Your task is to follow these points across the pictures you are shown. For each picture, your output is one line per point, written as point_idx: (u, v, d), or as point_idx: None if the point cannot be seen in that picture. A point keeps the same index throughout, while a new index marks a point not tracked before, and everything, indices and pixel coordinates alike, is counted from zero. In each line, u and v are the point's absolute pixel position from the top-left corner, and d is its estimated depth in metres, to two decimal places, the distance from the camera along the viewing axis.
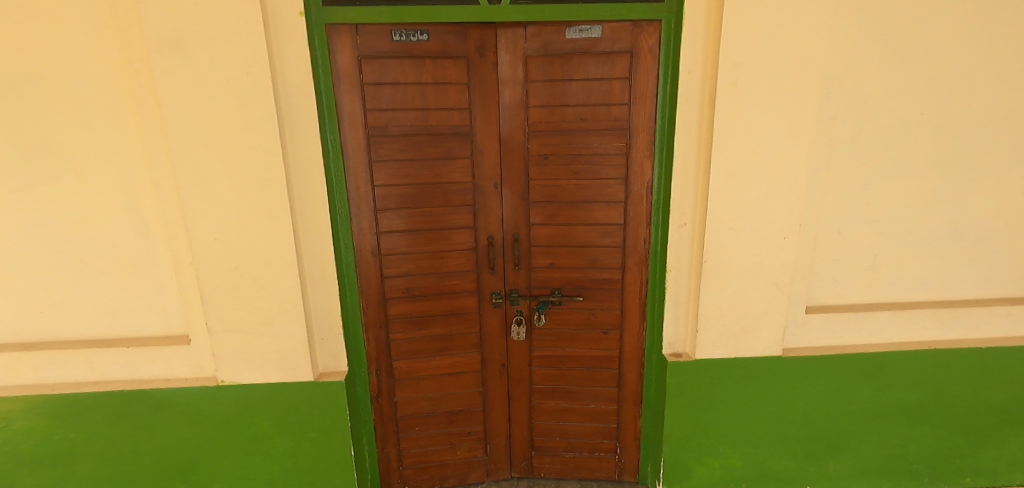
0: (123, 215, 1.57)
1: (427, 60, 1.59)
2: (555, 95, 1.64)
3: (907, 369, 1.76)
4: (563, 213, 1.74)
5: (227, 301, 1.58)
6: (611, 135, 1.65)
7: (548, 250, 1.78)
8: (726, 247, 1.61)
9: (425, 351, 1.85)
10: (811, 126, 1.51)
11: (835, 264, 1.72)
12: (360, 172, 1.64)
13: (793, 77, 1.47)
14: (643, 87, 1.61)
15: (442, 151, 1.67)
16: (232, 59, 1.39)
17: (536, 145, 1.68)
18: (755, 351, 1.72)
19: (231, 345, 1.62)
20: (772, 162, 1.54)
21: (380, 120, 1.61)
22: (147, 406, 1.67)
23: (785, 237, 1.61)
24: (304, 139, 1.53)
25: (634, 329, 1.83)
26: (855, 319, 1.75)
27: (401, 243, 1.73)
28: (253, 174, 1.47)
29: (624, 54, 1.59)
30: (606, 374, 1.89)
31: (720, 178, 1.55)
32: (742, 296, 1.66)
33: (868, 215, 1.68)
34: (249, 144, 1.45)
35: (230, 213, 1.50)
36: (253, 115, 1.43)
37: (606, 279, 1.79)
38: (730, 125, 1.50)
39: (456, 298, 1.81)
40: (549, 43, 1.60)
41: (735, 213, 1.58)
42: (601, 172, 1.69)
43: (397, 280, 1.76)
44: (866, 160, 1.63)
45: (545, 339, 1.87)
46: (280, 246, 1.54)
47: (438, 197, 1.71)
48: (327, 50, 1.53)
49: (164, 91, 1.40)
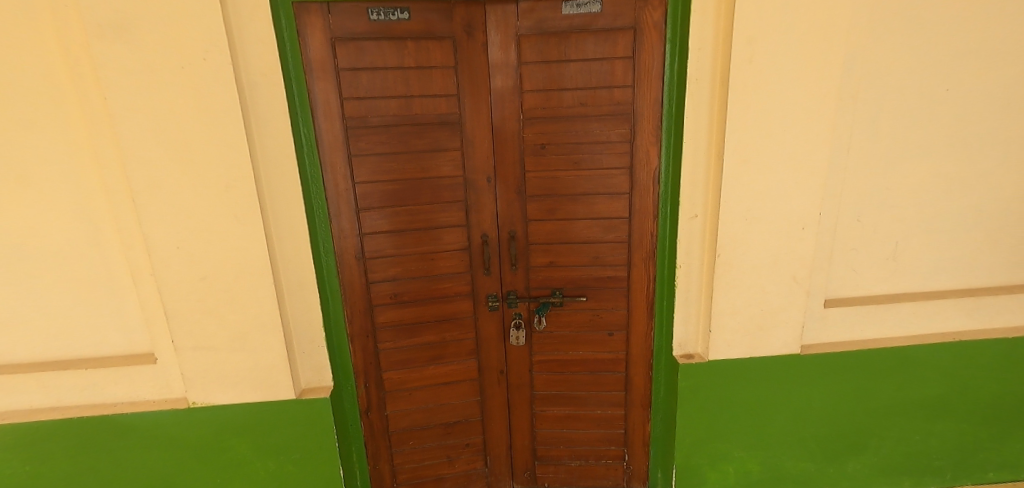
0: (72, 224, 1.40)
1: (408, 41, 1.43)
2: (552, 79, 1.49)
3: (931, 363, 1.66)
4: (562, 207, 1.60)
5: (194, 316, 1.42)
6: (613, 121, 1.51)
7: (547, 247, 1.64)
8: (741, 240, 1.49)
9: (417, 360, 1.71)
10: (832, 106, 1.38)
11: (855, 254, 1.61)
12: (338, 168, 1.48)
13: (813, 52, 1.33)
14: (647, 67, 1.47)
15: (429, 143, 1.52)
16: (186, 42, 1.22)
17: (531, 134, 1.54)
18: (772, 349, 1.60)
19: (201, 364, 1.46)
20: (790, 147, 1.41)
21: (359, 110, 1.45)
22: (112, 433, 1.51)
23: (804, 226, 1.48)
24: (273, 132, 1.36)
25: (641, 329, 1.71)
26: (877, 312, 1.64)
27: (386, 245, 1.58)
28: (217, 173, 1.31)
29: (627, 31, 1.44)
30: (612, 377, 1.77)
31: (734, 164, 1.41)
32: (758, 292, 1.54)
33: (890, 202, 1.56)
34: (211, 140, 1.29)
35: (193, 217, 1.34)
36: (213, 105, 1.26)
37: (611, 277, 1.66)
38: (745, 106, 1.36)
39: (449, 303, 1.67)
40: (543, 20, 1.45)
41: (749, 203, 1.45)
42: (602, 162, 1.55)
43: (384, 285, 1.61)
44: (889, 142, 1.51)
45: (547, 343, 1.75)
46: (251, 252, 1.38)
47: (426, 194, 1.56)
48: (295, 32, 1.36)
49: (111, 82, 1.23)
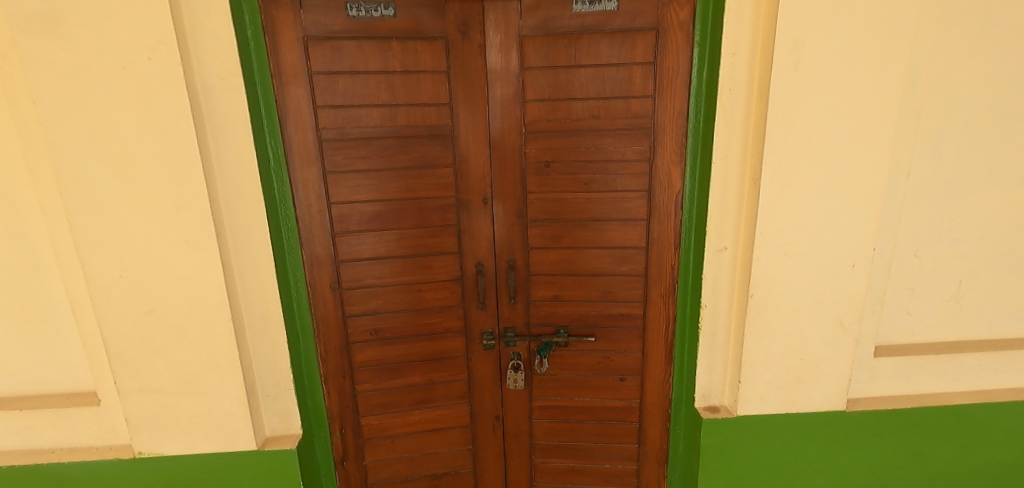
0: (4, 246, 1.21)
1: (394, 41, 1.24)
2: (559, 86, 1.29)
3: (1001, 424, 1.41)
4: (569, 233, 1.39)
5: (139, 354, 1.23)
6: (630, 136, 1.30)
7: (551, 279, 1.43)
8: (779, 279, 1.26)
9: (400, 404, 1.50)
10: (892, 122, 1.15)
11: (911, 295, 1.37)
12: (311, 187, 1.29)
13: (871, 58, 1.12)
14: (670, 75, 1.26)
15: (417, 159, 1.32)
16: (127, 40, 1.04)
17: (534, 149, 1.34)
18: (812, 405, 1.37)
19: (148, 408, 1.27)
20: (840, 170, 1.19)
21: (336, 119, 1.26)
22: (48, 483, 1.32)
23: (854, 263, 1.26)
24: (232, 144, 1.18)
25: (658, 375, 1.49)
26: (936, 364, 1.40)
27: (367, 274, 1.38)
28: (164, 192, 1.12)
29: (647, 32, 1.24)
30: (623, 428, 1.54)
31: (772, 190, 1.20)
32: (797, 338, 1.31)
33: (955, 235, 1.33)
34: (156, 153, 1.10)
35: (138, 242, 1.15)
36: (160, 113, 1.08)
37: (623, 315, 1.44)
38: (788, 121, 1.15)
39: (438, 340, 1.47)
40: (550, 19, 1.25)
41: (790, 235, 1.23)
42: (615, 183, 1.34)
43: (362, 320, 1.41)
44: (956, 165, 1.27)
45: (550, 387, 1.53)
46: (204, 283, 1.19)
47: (413, 217, 1.36)
48: (262, 31, 1.19)
49: (38, 83, 1.04)
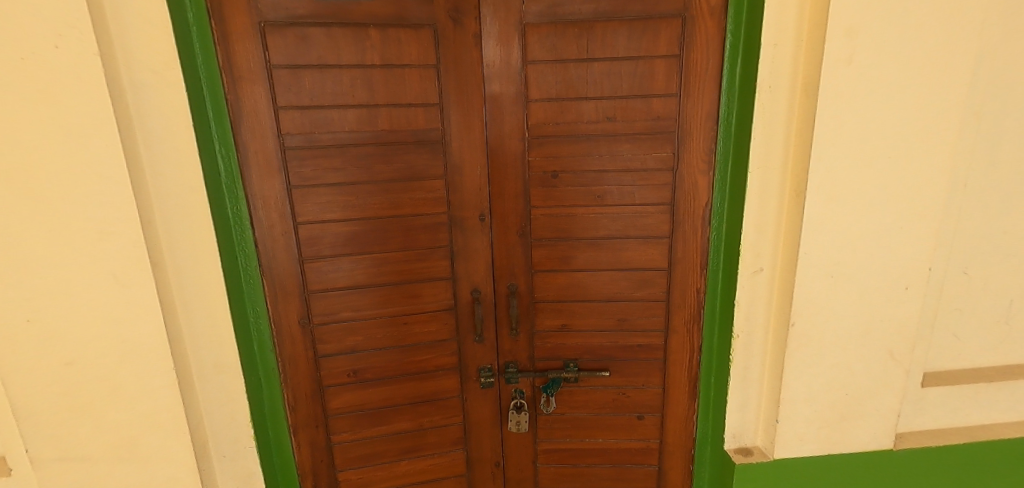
0: None
1: (371, 29, 1.04)
2: (568, 84, 1.10)
3: None
4: (580, 254, 1.20)
5: (53, 417, 0.97)
6: (651, 141, 1.13)
7: (558, 307, 1.24)
8: (823, 304, 1.10)
9: (385, 455, 1.28)
10: (955, 123, 0.99)
11: (962, 317, 1.22)
12: (273, 204, 1.08)
13: (936, 50, 0.96)
14: (698, 70, 1.09)
15: (401, 169, 1.11)
16: (25, 21, 0.80)
17: (538, 157, 1.15)
18: (858, 444, 1.21)
19: (69, 481, 1.02)
20: (895, 179, 1.03)
21: (302, 123, 1.05)
22: None
23: (907, 285, 1.10)
24: (172, 154, 0.97)
25: (681, 412, 1.31)
26: (988, 392, 1.26)
27: (343, 307, 1.17)
28: (82, 216, 0.89)
29: (672, 19, 1.06)
30: (641, 472, 1.35)
31: (819, 204, 1.03)
32: (843, 370, 1.15)
33: (1010, 250, 1.18)
34: (68, 167, 0.87)
35: (48, 278, 0.91)
36: (72, 114, 0.85)
37: (642, 346, 1.26)
38: (838, 123, 0.98)
39: (429, 379, 1.26)
40: (558, 3, 1.06)
41: (837, 254, 1.07)
42: (634, 195, 1.16)
43: (339, 360, 1.19)
44: (1014, 171, 1.12)
45: (557, 429, 1.34)
46: (140, 327, 0.96)
47: (397, 238, 1.15)
48: (207, 15, 0.97)
49: None
